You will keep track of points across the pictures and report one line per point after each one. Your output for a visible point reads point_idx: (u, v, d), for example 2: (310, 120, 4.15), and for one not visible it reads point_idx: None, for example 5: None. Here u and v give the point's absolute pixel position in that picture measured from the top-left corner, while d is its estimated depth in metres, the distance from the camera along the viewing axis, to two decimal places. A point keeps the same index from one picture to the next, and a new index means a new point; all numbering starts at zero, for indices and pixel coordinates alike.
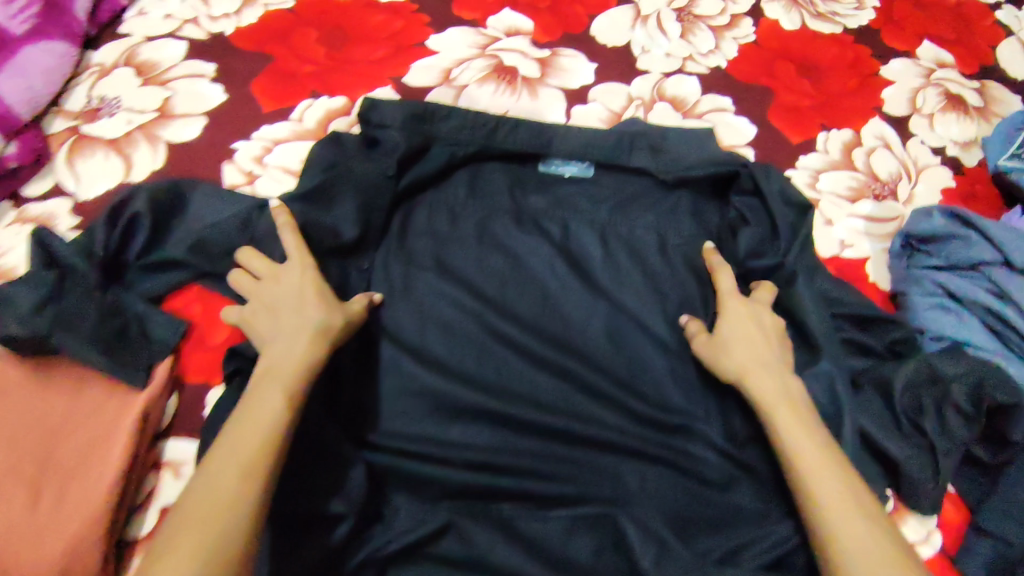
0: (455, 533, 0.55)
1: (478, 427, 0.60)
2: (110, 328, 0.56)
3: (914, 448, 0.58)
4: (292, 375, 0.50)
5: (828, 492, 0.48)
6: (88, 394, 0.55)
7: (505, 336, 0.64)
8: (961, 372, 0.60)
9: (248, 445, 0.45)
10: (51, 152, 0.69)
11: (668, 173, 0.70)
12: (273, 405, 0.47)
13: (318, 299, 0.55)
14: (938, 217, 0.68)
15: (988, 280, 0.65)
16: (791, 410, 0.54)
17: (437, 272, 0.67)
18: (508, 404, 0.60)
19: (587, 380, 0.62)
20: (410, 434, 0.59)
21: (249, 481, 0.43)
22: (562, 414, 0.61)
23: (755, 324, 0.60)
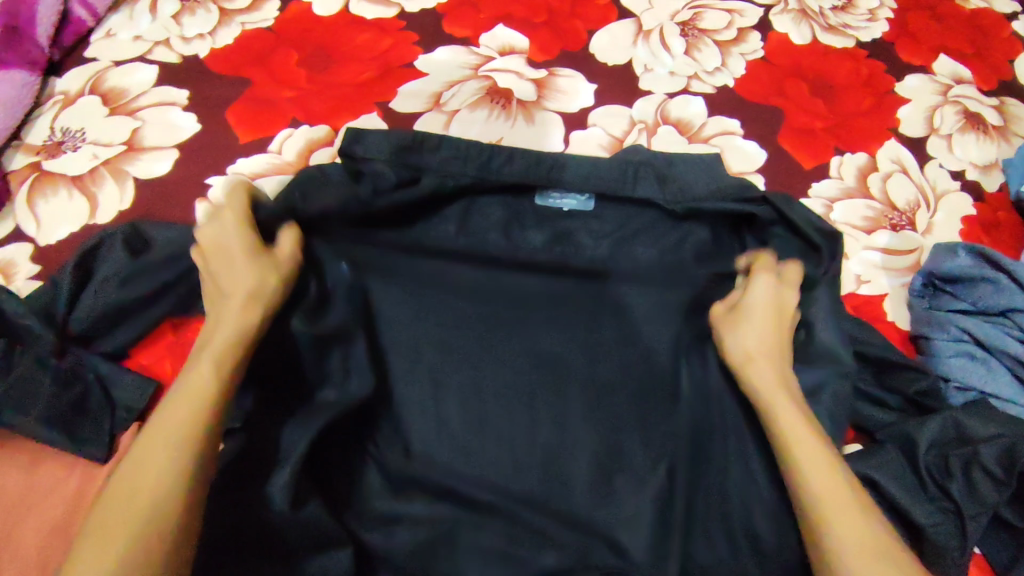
0: None
1: (463, 486, 0.59)
2: (66, 399, 0.52)
3: (940, 513, 0.54)
4: (221, 343, 0.48)
5: (808, 475, 0.47)
6: (48, 469, 0.52)
7: (490, 392, 0.63)
8: (991, 434, 0.55)
9: (175, 419, 0.44)
10: (10, 192, 0.64)
11: (678, 204, 0.63)
12: (200, 378, 0.46)
13: (250, 259, 0.53)
14: (963, 256, 0.63)
15: (1015, 326, 0.61)
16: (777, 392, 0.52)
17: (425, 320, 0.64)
18: (491, 465, 0.60)
19: (574, 436, 0.61)
20: (397, 497, 0.58)
21: (174, 451, 0.42)
22: (548, 472, 0.60)
23: (779, 307, 0.57)
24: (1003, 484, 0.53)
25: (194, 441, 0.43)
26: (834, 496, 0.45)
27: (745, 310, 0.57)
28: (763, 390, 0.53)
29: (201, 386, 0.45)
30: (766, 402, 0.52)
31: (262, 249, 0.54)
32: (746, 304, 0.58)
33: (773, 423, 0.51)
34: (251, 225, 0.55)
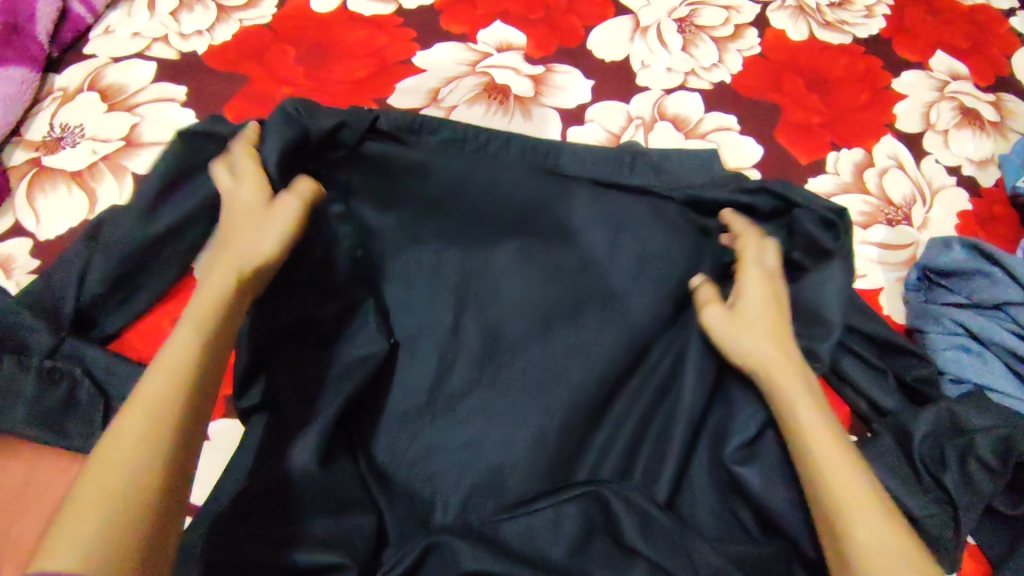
0: (441, 555, 0.50)
1: (459, 444, 0.57)
2: (57, 393, 0.51)
3: (935, 503, 0.54)
4: (211, 300, 0.45)
5: (821, 457, 0.45)
6: (44, 461, 0.50)
7: (489, 346, 0.60)
8: (988, 424, 0.55)
9: (161, 380, 0.39)
10: (10, 187, 0.64)
11: (677, 194, 0.67)
12: (188, 337, 0.42)
13: (255, 219, 0.51)
14: (957, 250, 0.64)
15: (1011, 320, 0.61)
16: (791, 377, 0.51)
17: (424, 309, 0.62)
18: (493, 417, 0.58)
19: (580, 399, 0.59)
20: (403, 454, 0.57)
21: (163, 415, 0.38)
22: (555, 418, 0.58)
23: (770, 294, 0.57)
24: (997, 474, 0.54)
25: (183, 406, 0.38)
26: (848, 480, 0.44)
27: (738, 301, 0.57)
28: (769, 375, 0.52)
29: (188, 345, 0.41)
30: (775, 388, 0.51)
31: (267, 207, 0.52)
32: (743, 297, 0.57)
33: (786, 409, 0.49)
34: (264, 189, 0.54)
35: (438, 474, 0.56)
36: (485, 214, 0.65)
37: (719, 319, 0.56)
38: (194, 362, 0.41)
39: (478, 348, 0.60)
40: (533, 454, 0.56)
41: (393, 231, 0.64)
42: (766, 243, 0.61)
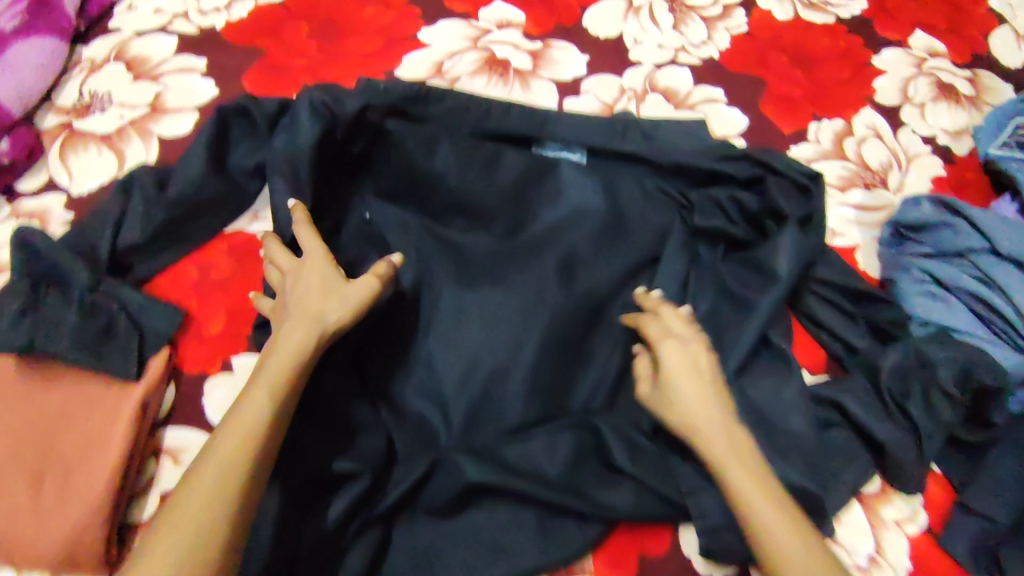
0: (444, 471, 0.56)
1: (455, 378, 0.62)
2: (94, 327, 0.55)
3: (900, 431, 0.59)
4: (279, 369, 0.48)
5: (770, 532, 0.46)
6: (85, 387, 0.54)
7: (486, 293, 0.66)
8: (947, 357, 0.59)
9: (227, 450, 0.43)
10: (44, 148, 0.69)
11: (665, 158, 0.72)
12: (258, 411, 0.46)
13: (327, 286, 0.54)
14: (926, 206, 0.69)
15: (974, 267, 0.65)
16: (727, 445, 0.50)
17: (437, 264, 0.67)
18: (489, 354, 0.63)
19: (568, 338, 0.65)
20: (409, 383, 0.63)
21: (230, 483, 0.42)
22: (548, 356, 0.64)
23: (691, 362, 0.55)
24: (959, 402, 0.58)
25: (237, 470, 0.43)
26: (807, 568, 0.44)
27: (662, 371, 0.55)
28: (710, 449, 0.51)
29: (257, 420, 0.45)
30: (713, 461, 0.50)
31: (338, 282, 0.55)
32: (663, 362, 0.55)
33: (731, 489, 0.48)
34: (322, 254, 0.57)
35: (445, 406, 0.62)
36: (483, 175, 0.70)
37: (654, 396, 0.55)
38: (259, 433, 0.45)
39: (480, 300, 0.65)
40: (533, 398, 0.62)
41: (406, 191, 0.70)
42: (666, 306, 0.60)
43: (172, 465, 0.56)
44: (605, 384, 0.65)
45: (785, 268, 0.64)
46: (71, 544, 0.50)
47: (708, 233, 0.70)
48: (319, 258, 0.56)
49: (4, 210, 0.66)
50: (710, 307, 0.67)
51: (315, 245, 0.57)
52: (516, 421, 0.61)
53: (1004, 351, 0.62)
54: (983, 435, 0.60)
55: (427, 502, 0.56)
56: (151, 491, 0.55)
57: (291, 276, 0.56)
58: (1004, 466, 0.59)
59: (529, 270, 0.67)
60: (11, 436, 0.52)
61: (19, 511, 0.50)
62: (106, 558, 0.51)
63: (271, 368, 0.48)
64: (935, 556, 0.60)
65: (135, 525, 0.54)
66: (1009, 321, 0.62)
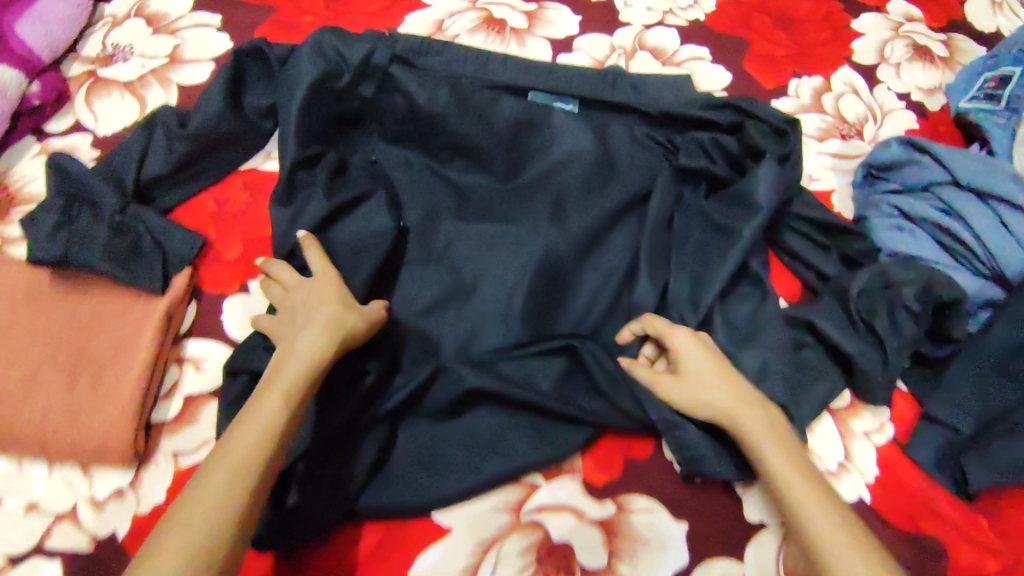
0: (447, 377, 0.61)
1: (455, 305, 0.67)
2: (123, 243, 0.60)
3: (866, 345, 0.64)
4: (296, 376, 0.51)
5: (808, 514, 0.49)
6: (114, 298, 0.59)
7: (483, 227, 0.71)
8: (912, 276, 0.64)
9: (241, 448, 0.46)
10: (71, 93, 0.74)
11: (653, 109, 0.76)
12: (269, 415, 0.48)
13: (342, 301, 0.58)
14: (895, 147, 0.74)
15: (937, 198, 0.70)
16: (761, 430, 0.54)
17: (438, 202, 0.72)
18: (484, 279, 0.68)
19: (560, 267, 0.69)
20: (412, 305, 0.67)
21: (236, 486, 0.45)
22: (542, 283, 0.68)
23: (709, 354, 0.59)
24: (921, 317, 0.64)
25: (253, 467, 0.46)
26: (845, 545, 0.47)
27: (683, 367, 0.58)
28: (749, 429, 0.54)
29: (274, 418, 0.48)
30: (750, 438, 0.54)
31: (350, 300, 0.59)
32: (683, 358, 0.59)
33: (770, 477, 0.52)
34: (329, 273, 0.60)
35: (446, 326, 0.66)
36: (482, 117, 0.74)
37: (676, 389, 0.57)
38: (272, 437, 0.47)
39: (477, 231, 0.71)
40: (528, 320, 0.67)
41: (411, 135, 0.75)
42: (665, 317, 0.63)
43: (195, 372, 0.61)
44: (596, 309, 0.68)
45: (763, 198, 0.68)
46: (104, 435, 0.55)
47: (692, 175, 0.75)
48: (326, 276, 0.60)
49: (34, 147, 0.70)
50: (695, 237, 0.71)
51: (325, 265, 0.61)
52: (512, 340, 0.66)
53: (964, 274, 0.67)
54: (944, 349, 0.65)
55: (428, 409, 0.61)
56: (175, 394, 0.60)
57: (306, 287, 0.58)
58: (964, 377, 0.64)
59: (524, 209, 0.72)
60: (48, 338, 0.57)
61: (56, 405, 0.55)
62: (134, 450, 0.55)
63: (284, 377, 0.51)
64: (901, 462, 0.65)
65: (160, 424, 0.58)
66: (969, 246, 0.67)
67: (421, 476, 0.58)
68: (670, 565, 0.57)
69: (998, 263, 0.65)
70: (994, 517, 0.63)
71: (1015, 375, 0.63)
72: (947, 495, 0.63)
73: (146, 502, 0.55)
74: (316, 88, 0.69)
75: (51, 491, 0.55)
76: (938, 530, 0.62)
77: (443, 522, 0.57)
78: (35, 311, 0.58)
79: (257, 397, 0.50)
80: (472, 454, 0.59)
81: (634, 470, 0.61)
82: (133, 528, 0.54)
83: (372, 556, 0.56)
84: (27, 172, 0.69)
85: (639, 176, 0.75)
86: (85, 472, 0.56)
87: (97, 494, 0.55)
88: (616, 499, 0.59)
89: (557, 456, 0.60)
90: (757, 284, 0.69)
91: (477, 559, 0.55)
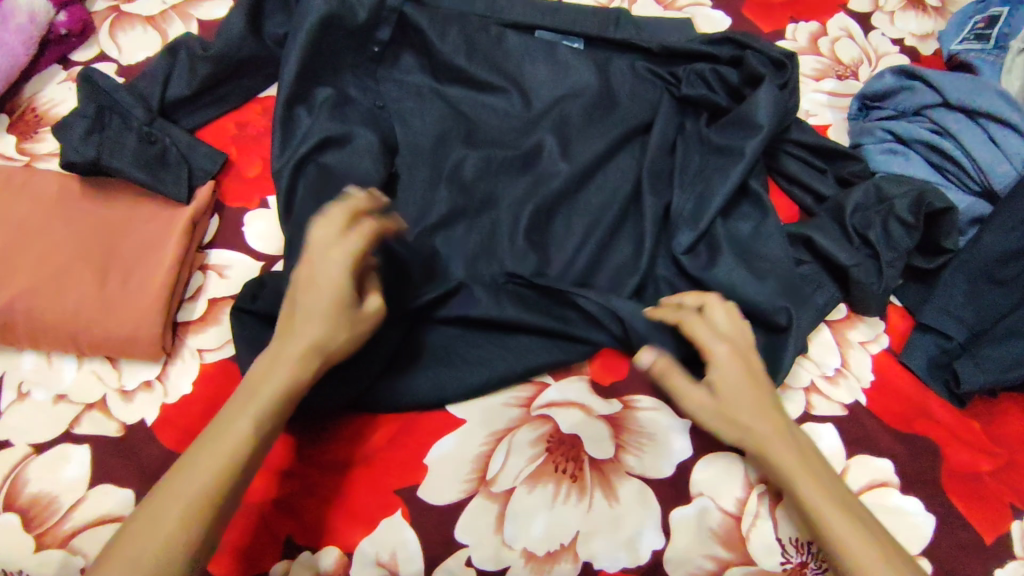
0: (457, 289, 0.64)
1: (465, 225, 0.68)
2: (149, 153, 0.63)
3: (861, 256, 0.66)
4: (266, 402, 0.47)
5: (840, 531, 0.49)
6: (144, 206, 0.63)
7: (491, 154, 0.71)
8: (903, 192, 0.67)
9: (201, 472, 0.44)
10: (96, 26, 0.77)
11: (656, 44, 0.79)
12: (233, 445, 0.45)
13: (335, 312, 0.49)
14: (888, 77, 0.77)
15: (930, 121, 0.74)
16: (785, 448, 0.53)
17: (447, 133, 0.72)
18: (488, 205, 0.69)
19: (567, 188, 0.70)
20: (419, 222, 0.68)
21: (193, 517, 0.43)
22: (550, 201, 0.69)
23: (747, 372, 0.55)
24: (914, 228, 0.66)
25: (212, 495, 0.43)
26: None
27: (717, 385, 0.55)
28: (760, 447, 0.53)
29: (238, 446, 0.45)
30: (767, 456, 0.53)
31: (353, 303, 0.49)
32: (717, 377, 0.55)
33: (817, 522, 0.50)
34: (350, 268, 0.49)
35: (456, 242, 0.67)
36: (492, 56, 0.76)
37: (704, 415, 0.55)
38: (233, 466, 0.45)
39: (487, 156, 0.70)
40: (533, 239, 0.68)
41: (419, 68, 0.76)
42: (710, 304, 0.59)
43: (219, 278, 0.64)
44: (594, 228, 0.69)
45: (762, 118, 0.70)
46: (134, 326, 0.58)
47: (692, 106, 0.78)
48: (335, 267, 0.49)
49: (61, 74, 0.74)
50: (695, 161, 0.74)
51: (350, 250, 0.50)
52: (516, 260, 0.66)
53: (955, 191, 0.71)
54: (937, 260, 0.68)
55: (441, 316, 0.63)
56: (199, 297, 0.63)
57: (319, 280, 0.49)
58: (956, 286, 0.67)
59: (529, 137, 0.73)
60: (80, 238, 0.60)
61: (88, 298, 0.58)
62: (162, 344, 0.59)
63: (253, 395, 0.47)
64: (895, 370, 0.67)
65: (186, 324, 0.61)
66: (959, 164, 0.71)
67: (436, 370, 0.61)
68: (674, 456, 0.60)
69: (987, 178, 0.69)
70: (985, 421, 0.65)
71: (1005, 283, 0.66)
72: (940, 400, 0.66)
73: (172, 393, 0.58)
74: (325, 22, 0.69)
75: (80, 382, 0.59)
76: (932, 432, 0.64)
77: (459, 415, 0.60)
78: (66, 215, 0.61)
79: (227, 412, 0.46)
80: (483, 358, 0.61)
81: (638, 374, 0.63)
82: (160, 415, 0.57)
83: (389, 444, 0.59)
84: (57, 96, 0.73)
85: (648, 108, 0.76)
86: (114, 365, 0.59)
87: (125, 384, 0.59)
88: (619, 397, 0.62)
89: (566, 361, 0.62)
90: (755, 204, 0.71)
91: (489, 448, 0.59)
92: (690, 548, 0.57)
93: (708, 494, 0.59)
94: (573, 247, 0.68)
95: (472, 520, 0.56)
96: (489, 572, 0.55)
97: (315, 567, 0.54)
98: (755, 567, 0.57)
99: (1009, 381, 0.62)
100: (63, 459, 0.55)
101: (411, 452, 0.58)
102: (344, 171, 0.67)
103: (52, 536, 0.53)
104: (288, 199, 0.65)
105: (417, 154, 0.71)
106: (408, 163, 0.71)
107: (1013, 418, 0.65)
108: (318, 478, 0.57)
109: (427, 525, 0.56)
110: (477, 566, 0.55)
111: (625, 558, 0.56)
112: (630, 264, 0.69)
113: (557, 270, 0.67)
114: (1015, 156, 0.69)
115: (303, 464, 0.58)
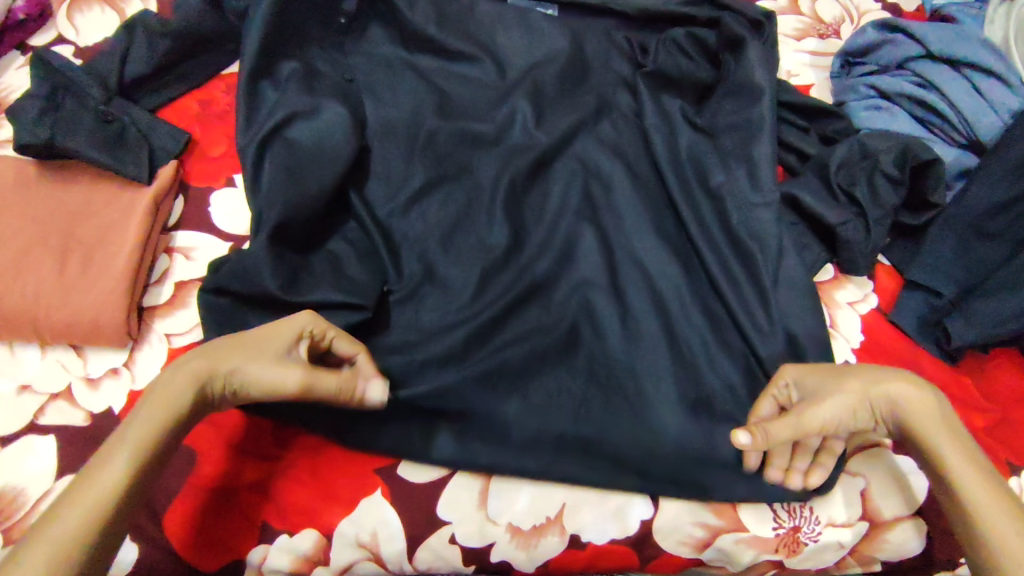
0: (428, 274, 0.62)
1: (438, 199, 0.65)
2: (108, 133, 0.62)
3: (848, 214, 0.64)
4: (145, 431, 0.43)
5: (965, 480, 0.47)
6: (104, 189, 0.61)
7: (465, 127, 0.68)
8: (889, 146, 0.65)
9: (69, 511, 0.40)
10: (53, 8, 0.74)
11: (629, 6, 0.74)
12: (111, 478, 0.41)
13: (248, 347, 0.49)
14: (871, 31, 0.75)
15: (914, 74, 0.72)
16: (932, 417, 0.50)
17: (418, 107, 0.69)
18: (465, 176, 0.66)
19: (544, 155, 0.67)
20: (392, 198, 0.65)
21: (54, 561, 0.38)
22: (528, 170, 0.66)
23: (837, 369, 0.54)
24: (901, 185, 0.65)
25: (79, 533, 0.39)
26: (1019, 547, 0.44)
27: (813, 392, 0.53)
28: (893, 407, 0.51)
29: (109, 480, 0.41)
30: (902, 409, 0.51)
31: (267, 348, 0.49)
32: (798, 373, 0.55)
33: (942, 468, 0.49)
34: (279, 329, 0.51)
35: (431, 216, 0.64)
36: (462, 26, 0.72)
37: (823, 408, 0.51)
38: (106, 501, 0.41)
39: (459, 128, 0.67)
40: (512, 210, 0.65)
41: (388, 38, 0.72)
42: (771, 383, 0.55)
43: (185, 260, 0.62)
44: (572, 195, 0.66)
45: (762, 77, 0.67)
46: (96, 312, 0.56)
47: (675, 86, 0.70)
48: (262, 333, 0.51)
49: (18, 59, 0.71)
50: None
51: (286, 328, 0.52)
52: (494, 232, 0.64)
53: (941, 144, 0.70)
54: (923, 217, 0.67)
55: (415, 305, 0.61)
56: (166, 280, 0.61)
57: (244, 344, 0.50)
58: (946, 240, 0.65)
59: (503, 106, 0.69)
60: (39, 224, 0.58)
61: (48, 285, 0.57)
62: (128, 329, 0.57)
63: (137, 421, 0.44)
64: (886, 330, 0.65)
65: (153, 308, 0.60)
66: (945, 117, 0.70)
67: (413, 346, 0.59)
68: (661, 423, 0.57)
69: (973, 130, 0.68)
70: (976, 378, 0.64)
71: (994, 236, 0.64)
72: (931, 358, 0.64)
73: (141, 379, 0.57)
74: None
75: (44, 372, 0.57)
76: None
77: None
78: (22, 200, 0.59)
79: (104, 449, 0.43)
80: (458, 334, 0.59)
81: (632, 352, 0.60)
82: (128, 401, 0.56)
83: None
84: (12, 80, 0.70)
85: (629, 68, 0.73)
86: (79, 354, 0.58)
87: (92, 372, 0.57)
88: (620, 376, 0.59)
89: (562, 348, 0.60)
90: None
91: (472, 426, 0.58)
92: (682, 515, 0.56)
93: (704, 461, 0.56)
94: (553, 215, 0.65)
95: (455, 497, 0.55)
96: (474, 548, 0.55)
97: (295, 550, 0.53)
98: (747, 533, 0.56)
99: (1001, 336, 0.61)
100: (26, 451, 0.54)
101: (389, 429, 0.56)
102: (309, 146, 0.64)
103: (19, 529, 0.51)
104: (256, 178, 0.62)
105: (390, 128, 0.68)
106: (379, 139, 0.67)
107: (1006, 373, 0.64)
108: (293, 459, 0.56)
109: (406, 503, 0.55)
110: (462, 543, 0.54)
111: (613, 529, 0.56)
112: (617, 229, 0.65)
113: (535, 241, 0.64)
114: (1001, 106, 0.68)
115: (276, 446, 0.56)
